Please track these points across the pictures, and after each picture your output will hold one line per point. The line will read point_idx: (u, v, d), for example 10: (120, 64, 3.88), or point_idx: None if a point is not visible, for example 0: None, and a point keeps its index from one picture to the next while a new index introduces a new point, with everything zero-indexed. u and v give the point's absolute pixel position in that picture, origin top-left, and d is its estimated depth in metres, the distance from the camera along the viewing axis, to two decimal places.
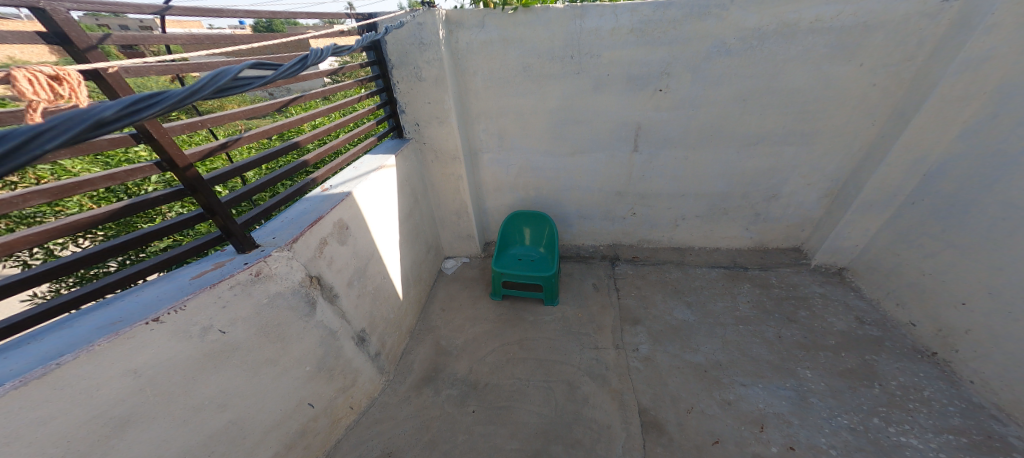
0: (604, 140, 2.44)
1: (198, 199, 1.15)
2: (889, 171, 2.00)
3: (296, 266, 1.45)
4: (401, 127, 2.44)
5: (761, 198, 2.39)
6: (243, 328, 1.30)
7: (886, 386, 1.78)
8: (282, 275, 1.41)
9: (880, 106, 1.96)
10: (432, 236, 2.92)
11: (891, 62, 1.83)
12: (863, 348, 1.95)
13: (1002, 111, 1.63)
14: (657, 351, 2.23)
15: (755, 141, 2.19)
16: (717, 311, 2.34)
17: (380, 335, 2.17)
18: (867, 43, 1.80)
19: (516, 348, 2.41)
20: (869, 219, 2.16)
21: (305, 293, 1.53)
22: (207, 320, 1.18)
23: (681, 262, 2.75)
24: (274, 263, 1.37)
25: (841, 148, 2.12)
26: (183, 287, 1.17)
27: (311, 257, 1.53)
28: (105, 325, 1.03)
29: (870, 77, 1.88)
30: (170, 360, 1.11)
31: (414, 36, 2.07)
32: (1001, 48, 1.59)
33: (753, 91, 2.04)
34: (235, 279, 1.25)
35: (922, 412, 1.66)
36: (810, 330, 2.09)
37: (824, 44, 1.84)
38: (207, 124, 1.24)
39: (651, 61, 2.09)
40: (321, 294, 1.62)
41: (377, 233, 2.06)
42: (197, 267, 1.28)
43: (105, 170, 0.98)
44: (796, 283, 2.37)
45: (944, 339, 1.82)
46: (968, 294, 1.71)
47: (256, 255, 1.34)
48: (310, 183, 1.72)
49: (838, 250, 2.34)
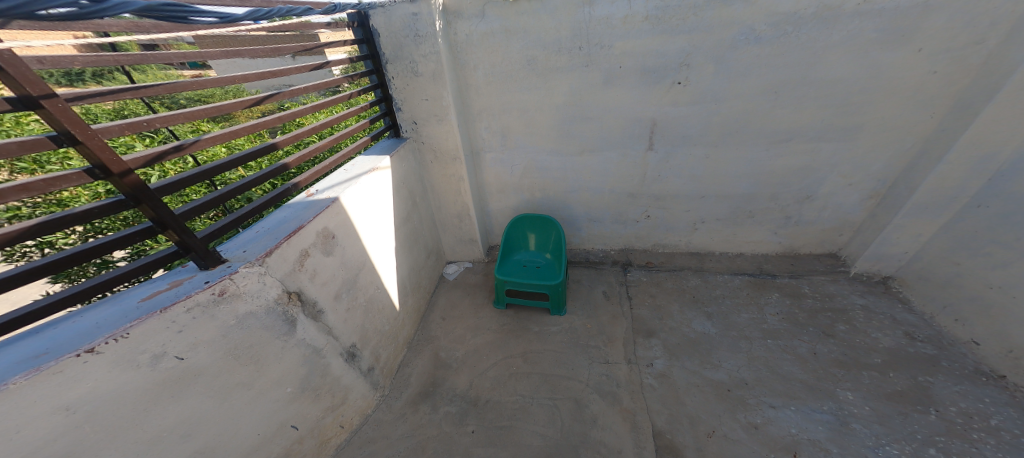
0: (616, 137, 2.25)
1: (144, 211, 1.02)
2: (950, 169, 1.75)
3: (271, 283, 1.34)
4: (399, 125, 2.29)
5: (792, 200, 2.17)
6: (206, 353, 1.19)
7: (944, 412, 1.54)
8: (253, 293, 1.29)
9: (940, 97, 1.71)
10: (433, 240, 2.77)
11: (955, 46, 1.58)
12: (914, 369, 1.71)
13: None
14: (673, 366, 2.03)
15: (787, 138, 1.97)
16: (742, 323, 2.12)
17: (373, 348, 2.03)
18: (925, 26, 1.56)
19: (519, 361, 2.24)
20: (922, 224, 1.90)
21: (283, 311, 1.42)
22: (159, 347, 1.07)
23: (700, 269, 2.53)
24: (243, 281, 1.25)
25: (889, 144, 1.88)
26: (129, 312, 1.05)
27: (288, 272, 1.41)
28: (29, 358, 0.91)
29: (930, 63, 1.63)
30: (114, 392, 1.01)
31: (409, 28, 1.92)
32: None
33: (786, 82, 1.82)
34: (193, 300, 1.13)
35: (989, 445, 1.43)
36: (851, 346, 1.85)
37: (874, 28, 1.61)
38: (157, 124, 1.08)
39: (667, 52, 1.90)
40: (302, 310, 1.51)
41: (369, 241, 1.93)
42: (151, 286, 1.16)
43: (23, 180, 0.84)
44: (832, 293, 2.13)
45: (1015, 360, 1.56)
46: None
47: (219, 272, 1.22)
48: (292, 188, 1.58)
49: (883, 257, 2.09)
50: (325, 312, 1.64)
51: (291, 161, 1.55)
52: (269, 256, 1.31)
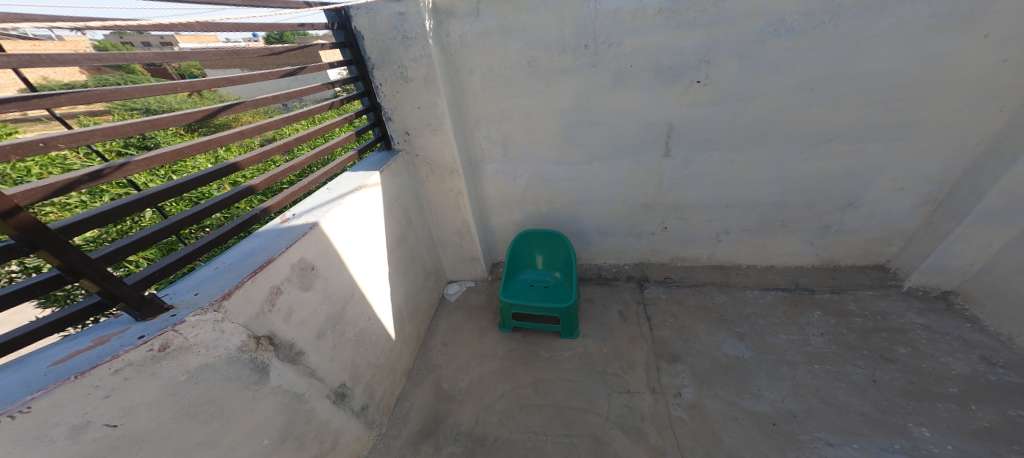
0: (628, 143, 2.04)
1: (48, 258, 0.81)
2: None
3: (230, 330, 1.12)
4: (389, 137, 2.09)
5: (832, 208, 1.94)
6: (150, 415, 0.96)
7: None
8: (209, 343, 1.07)
9: (1010, 87, 1.48)
10: (431, 260, 2.55)
11: None
12: (998, 400, 1.45)
13: None
14: (705, 396, 1.78)
15: (826, 139, 1.75)
16: (780, 345, 1.88)
17: (367, 384, 1.79)
18: (991, 8, 1.36)
19: (529, 392, 1.99)
20: (990, 232, 1.66)
21: (250, 359, 1.19)
22: (79, 417, 0.84)
23: (725, 284, 2.29)
24: (192, 332, 1.03)
25: (945, 143, 1.65)
26: (34, 380, 0.82)
27: (256, 314, 1.20)
28: None
29: (997, 50, 1.42)
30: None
31: (396, 29, 1.73)
32: None
33: (823, 77, 1.61)
34: (123, 360, 0.90)
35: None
36: (917, 373, 1.60)
37: (928, 13, 1.41)
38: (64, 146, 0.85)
39: (684, 47, 1.70)
40: (275, 355, 1.28)
41: (357, 268, 1.71)
42: (69, 344, 0.94)
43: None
44: (882, 310, 1.89)
45: None
46: None
47: (160, 323, 0.99)
48: (262, 213, 1.37)
49: (942, 270, 1.84)
50: (305, 352, 1.41)
51: (258, 182, 1.34)
52: (226, 299, 1.11)
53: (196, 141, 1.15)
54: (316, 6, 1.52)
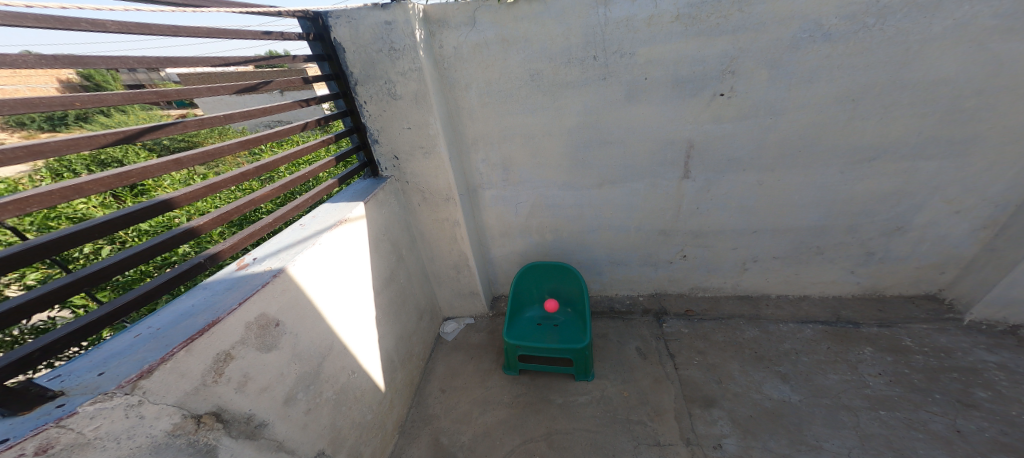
0: (644, 165, 1.83)
1: None
2: None
3: (156, 413, 0.82)
4: (376, 162, 1.85)
5: (877, 233, 1.75)
6: None
7: None
8: (119, 436, 0.76)
9: None
10: (426, 297, 2.26)
11: None
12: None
13: None
14: (751, 449, 1.52)
15: (871, 156, 1.57)
16: (831, 386, 1.64)
17: (350, 449, 1.49)
18: None
19: (543, 447, 1.69)
20: None
21: (189, 443, 0.89)
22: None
23: (755, 316, 2.06)
24: (93, 425, 0.72)
25: (1009, 161, 1.48)
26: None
27: (194, 388, 0.89)
28: None
29: None
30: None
31: (382, 40, 1.51)
32: None
33: (866, 88, 1.45)
34: None
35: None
36: (1009, 421, 1.36)
37: (992, 13, 1.26)
38: None
39: (706, 56, 1.52)
40: (224, 433, 0.98)
41: (335, 317, 1.42)
42: None
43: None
44: (943, 346, 1.66)
45: None
46: None
47: (35, 418, 0.68)
48: (209, 260, 1.08)
49: (1010, 302, 1.62)
50: (267, 422, 1.11)
51: (203, 222, 1.07)
52: (146, 377, 0.79)
53: (114, 172, 0.85)
54: (286, 11, 1.29)
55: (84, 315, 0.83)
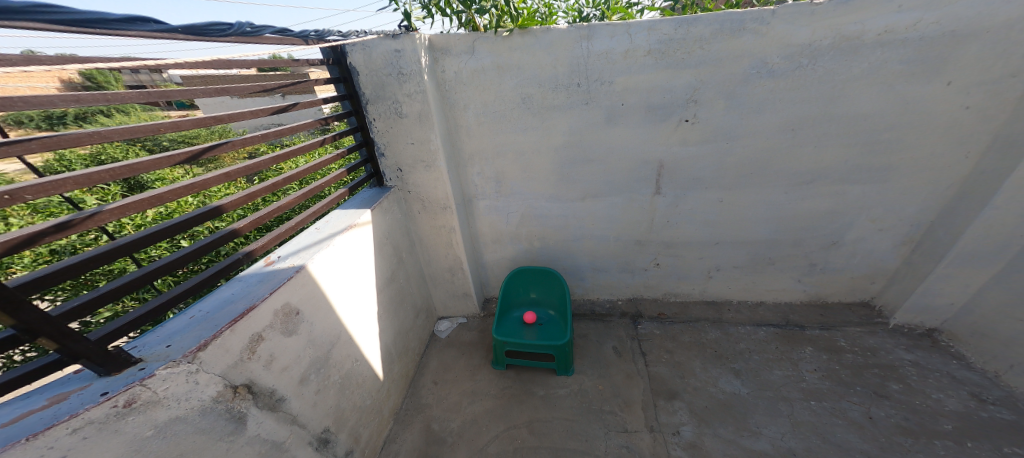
0: (622, 181, 2.06)
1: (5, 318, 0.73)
2: (999, 214, 1.57)
3: (207, 380, 1.02)
4: (382, 173, 2.05)
5: (817, 247, 2.00)
6: None
7: None
8: (181, 395, 0.96)
9: (972, 136, 1.58)
10: (422, 297, 2.45)
11: (986, 79, 1.47)
12: (997, 438, 1.46)
13: None
14: (703, 434, 1.75)
15: (809, 179, 1.82)
16: (775, 381, 1.88)
17: (351, 429, 1.67)
18: (955, 58, 1.46)
19: (524, 433, 1.91)
20: (968, 273, 1.71)
21: (226, 409, 1.08)
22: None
23: (718, 320, 2.30)
24: (163, 385, 0.92)
25: (925, 187, 1.73)
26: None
27: (234, 363, 1.09)
28: None
29: (963, 97, 1.52)
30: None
31: (392, 65, 1.72)
32: None
33: (806, 120, 1.69)
34: (83, 418, 0.80)
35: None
36: (913, 409, 1.62)
37: (898, 60, 1.51)
38: (31, 194, 0.78)
39: (674, 87, 1.75)
40: (254, 403, 1.17)
41: (344, 311, 1.61)
42: (21, 405, 0.83)
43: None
44: (871, 347, 1.91)
45: None
46: None
47: (125, 378, 0.89)
48: (246, 257, 1.27)
49: (925, 310, 1.88)
50: (285, 398, 1.30)
51: (243, 225, 1.27)
52: (202, 349, 1.00)
53: (183, 184, 1.08)
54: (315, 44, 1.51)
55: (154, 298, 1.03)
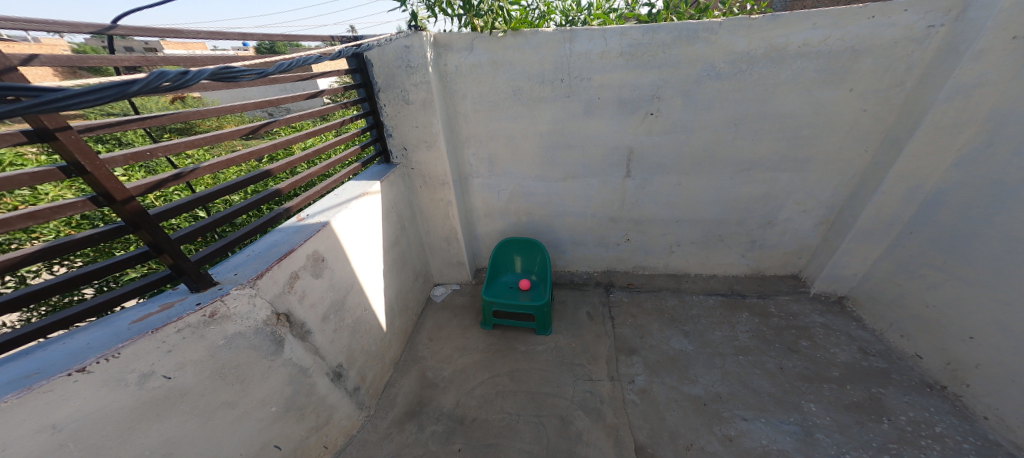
0: (597, 165, 2.39)
1: (143, 237, 1.09)
2: (885, 199, 2.07)
3: (260, 304, 1.30)
4: (389, 151, 2.37)
5: (756, 225, 2.44)
6: (194, 372, 1.14)
7: (895, 421, 1.73)
8: (243, 314, 1.26)
9: (873, 133, 2.04)
10: (421, 263, 2.74)
11: (880, 87, 1.91)
12: (868, 381, 1.92)
13: (996, 139, 1.69)
14: (653, 382, 2.06)
15: (749, 167, 2.24)
16: (716, 340, 2.26)
17: (358, 369, 1.83)
18: (856, 68, 1.87)
19: (505, 380, 2.13)
20: (867, 247, 2.22)
21: (271, 332, 1.36)
22: (147, 366, 1.03)
23: (677, 289, 2.68)
24: (234, 302, 1.23)
25: (834, 176, 2.21)
26: (119, 333, 1.02)
27: (278, 294, 1.38)
28: (18, 379, 0.88)
29: (861, 101, 1.96)
30: (99, 412, 0.96)
31: (402, 59, 2.03)
32: (989, 75, 1.66)
33: (745, 117, 2.09)
34: (184, 321, 1.10)
35: (937, 451, 1.60)
36: (812, 361, 2.05)
37: (813, 69, 1.90)
38: (159, 153, 1.17)
39: (641, 85, 2.07)
40: (290, 330, 1.43)
41: (359, 265, 1.87)
42: (141, 308, 1.14)
43: (25, 209, 0.90)
44: (795, 312, 2.39)
45: (953, 372, 1.80)
46: (975, 328, 1.71)
47: (211, 294, 1.21)
48: (285, 212, 1.64)
49: (838, 278, 2.39)
50: (310, 331, 1.53)
51: (283, 187, 1.64)
52: (260, 278, 1.30)
53: (243, 152, 1.49)
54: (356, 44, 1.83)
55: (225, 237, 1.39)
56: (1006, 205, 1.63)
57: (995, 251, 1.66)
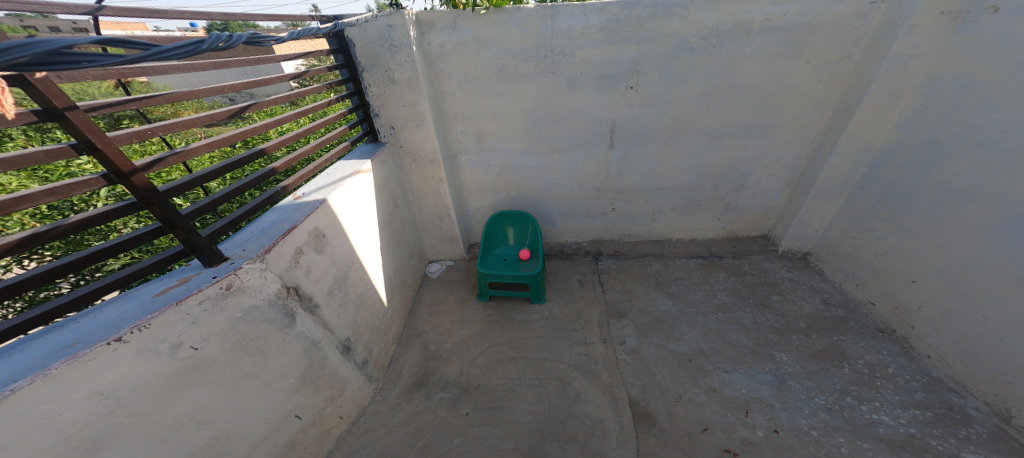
0: (581, 138, 2.48)
1: (155, 212, 1.09)
2: (840, 161, 2.29)
3: (272, 277, 1.30)
4: (376, 131, 2.37)
5: (729, 190, 2.64)
6: (218, 343, 1.13)
7: (855, 365, 1.92)
8: (256, 287, 1.25)
9: (828, 100, 2.24)
10: (415, 241, 2.78)
11: (832, 59, 2.10)
12: (830, 330, 2.13)
13: (929, 103, 1.91)
14: (643, 342, 2.19)
15: (722, 135, 2.41)
16: (697, 299, 2.45)
17: (366, 343, 1.86)
18: (811, 42, 2.04)
19: (505, 348, 2.23)
20: (826, 206, 2.46)
21: (283, 304, 1.35)
22: (177, 337, 1.02)
23: (661, 254, 2.87)
24: (247, 275, 1.21)
25: (797, 141, 2.42)
26: (146, 305, 1.01)
27: (286, 268, 1.37)
28: (60, 348, 0.87)
29: (816, 72, 2.14)
30: (139, 380, 0.95)
31: (384, 38, 2.03)
32: (922, 47, 1.87)
33: (716, 88, 2.23)
34: (204, 293, 1.09)
35: (889, 389, 1.79)
36: (782, 314, 2.27)
37: (775, 42, 2.06)
38: (158, 132, 1.19)
39: (620, 59, 2.17)
40: (300, 304, 1.43)
41: (358, 242, 1.90)
42: (159, 284, 1.13)
43: (44, 184, 0.91)
44: (766, 269, 2.63)
45: (900, 316, 2.03)
46: (917, 273, 1.93)
47: (225, 268, 1.20)
48: (283, 191, 1.65)
49: (802, 236, 2.64)
50: (319, 305, 1.53)
51: (279, 166, 1.66)
52: (268, 253, 1.29)
53: (238, 131, 1.51)
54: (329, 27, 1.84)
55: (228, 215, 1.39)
56: (938, 162, 1.85)
57: (930, 201, 1.88)
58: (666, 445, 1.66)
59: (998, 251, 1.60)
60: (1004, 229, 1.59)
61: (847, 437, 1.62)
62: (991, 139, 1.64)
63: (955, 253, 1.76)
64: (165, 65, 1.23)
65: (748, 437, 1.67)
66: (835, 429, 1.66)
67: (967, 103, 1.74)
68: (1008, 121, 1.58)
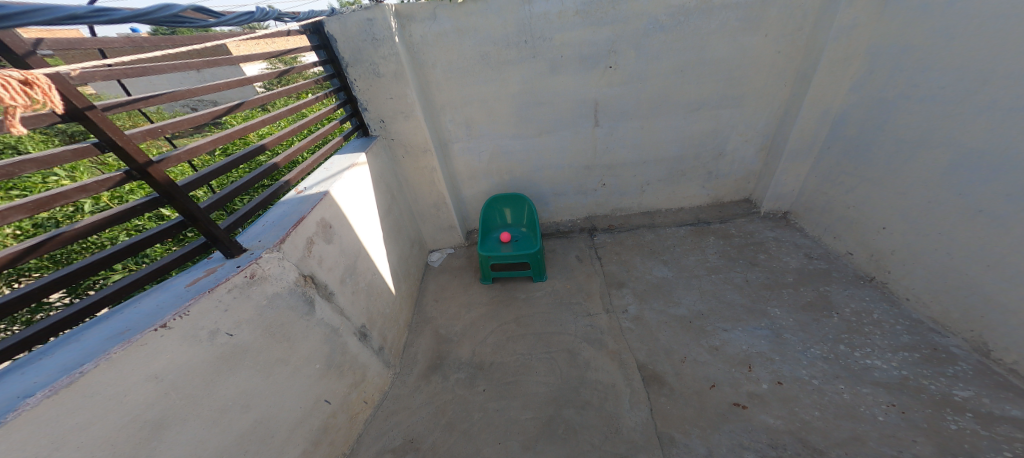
0: (567, 118, 2.58)
1: (176, 207, 1.12)
2: (806, 123, 2.48)
3: (289, 266, 1.36)
4: (366, 125, 2.39)
5: (710, 158, 2.82)
6: (250, 330, 1.21)
7: (842, 314, 2.08)
8: (276, 276, 1.31)
9: (788, 69, 2.42)
10: (414, 231, 2.81)
11: (787, 32, 2.27)
12: (816, 282, 2.31)
13: (875, 67, 2.12)
14: (644, 309, 2.31)
15: (698, 107, 2.55)
16: (691, 264, 2.60)
17: (379, 330, 1.92)
18: (767, 17, 2.21)
19: (514, 326, 2.30)
20: (798, 166, 2.67)
21: (302, 292, 1.42)
22: (213, 324, 1.10)
23: (652, 225, 3.02)
24: (267, 264, 1.27)
25: (765, 108, 2.59)
26: (181, 295, 1.08)
27: (300, 258, 1.42)
28: (114, 336, 0.95)
29: (775, 44, 2.31)
30: (187, 364, 1.03)
31: (366, 32, 2.05)
32: (861, 18, 2.06)
33: (688, 63, 2.36)
34: (231, 282, 1.16)
35: (877, 334, 1.94)
36: (771, 270, 2.44)
37: (736, 18, 2.21)
38: (168, 130, 1.20)
39: (598, 41, 2.27)
40: (317, 292, 1.49)
41: (363, 232, 1.93)
42: (188, 275, 1.20)
43: (76, 182, 0.95)
44: (751, 231, 2.82)
45: (876, 262, 2.21)
46: (886, 220, 2.12)
47: (246, 258, 1.26)
48: (286, 185, 1.66)
49: (780, 197, 2.85)
50: (333, 293, 1.59)
51: (279, 161, 1.68)
52: (283, 242, 1.34)
53: (238, 128, 1.54)
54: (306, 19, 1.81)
55: (238, 210, 1.41)
56: (890, 115, 2.04)
57: (889, 151, 2.07)
58: (677, 402, 1.77)
59: (951, 190, 1.79)
60: (955, 169, 1.76)
61: (846, 383, 1.75)
62: (930, 94, 1.82)
63: (917, 196, 1.94)
64: (162, 65, 1.26)
65: (754, 390, 1.78)
66: (834, 376, 1.79)
67: (905, 65, 1.93)
68: (942, 78, 1.77)
